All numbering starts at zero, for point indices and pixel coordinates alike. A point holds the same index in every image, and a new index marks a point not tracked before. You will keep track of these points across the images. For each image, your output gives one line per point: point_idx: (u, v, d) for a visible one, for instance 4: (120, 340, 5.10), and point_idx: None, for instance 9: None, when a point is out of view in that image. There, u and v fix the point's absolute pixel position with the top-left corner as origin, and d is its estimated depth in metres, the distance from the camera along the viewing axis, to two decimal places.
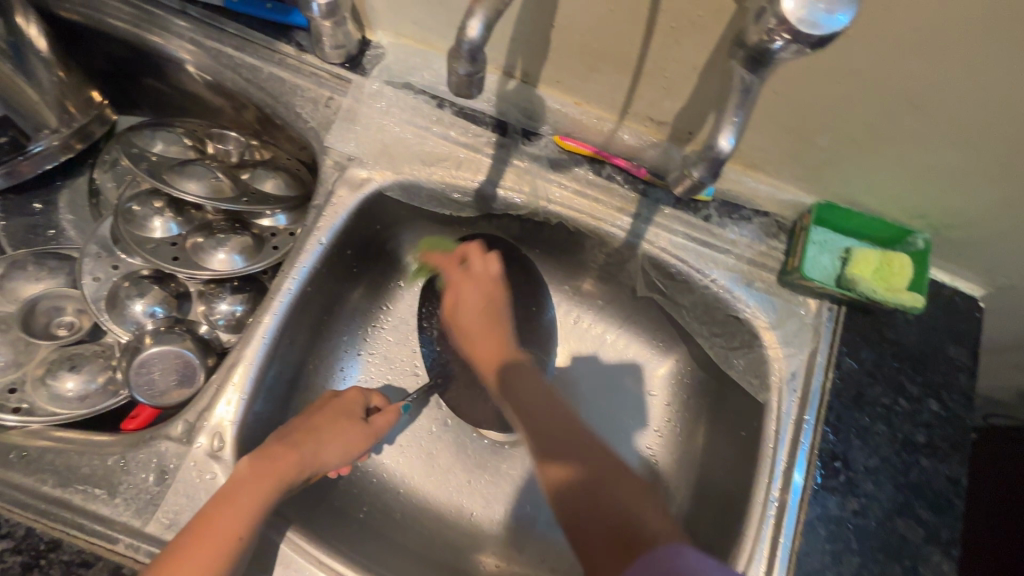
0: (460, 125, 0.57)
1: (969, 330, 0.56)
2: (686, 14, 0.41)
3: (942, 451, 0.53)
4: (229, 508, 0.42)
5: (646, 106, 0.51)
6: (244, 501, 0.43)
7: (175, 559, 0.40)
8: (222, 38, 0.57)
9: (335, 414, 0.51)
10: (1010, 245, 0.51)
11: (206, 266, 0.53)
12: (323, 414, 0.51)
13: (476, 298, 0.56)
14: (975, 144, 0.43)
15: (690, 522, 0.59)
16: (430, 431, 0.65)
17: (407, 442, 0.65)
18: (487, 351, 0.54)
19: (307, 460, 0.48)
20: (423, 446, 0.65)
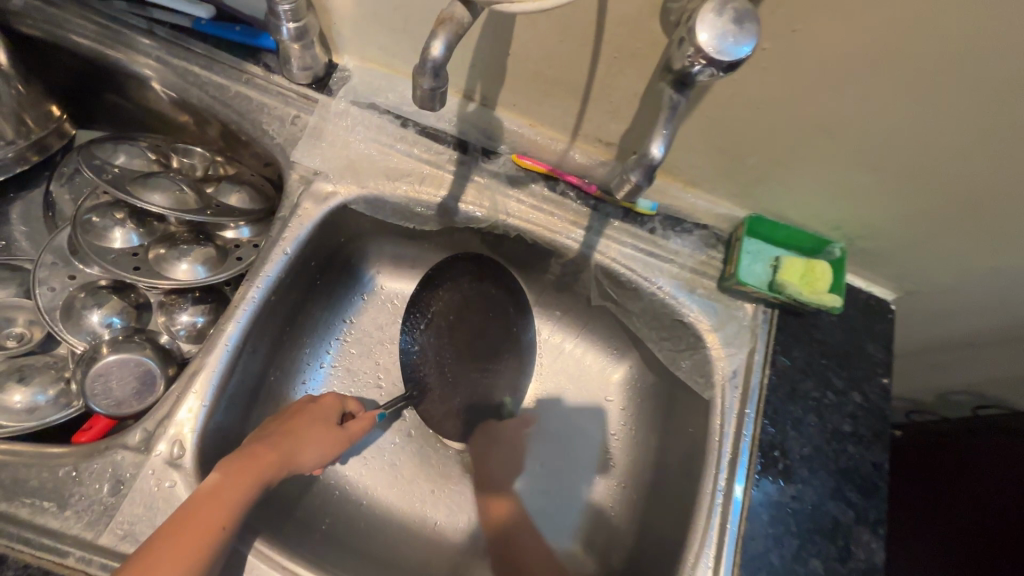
0: (424, 143, 0.61)
1: (885, 330, 0.63)
2: (625, 46, 0.46)
3: (867, 439, 0.58)
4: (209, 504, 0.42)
5: (595, 128, 0.57)
6: (227, 496, 0.43)
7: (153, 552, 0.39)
8: (189, 58, 0.59)
9: (314, 418, 0.53)
10: (912, 253, 0.58)
11: (168, 276, 0.53)
12: (299, 418, 0.53)
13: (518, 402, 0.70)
14: (875, 165, 0.50)
15: (647, 518, 0.61)
16: (393, 442, 0.66)
17: (371, 454, 0.65)
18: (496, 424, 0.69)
19: (285, 464, 0.50)
20: (388, 457, 0.65)
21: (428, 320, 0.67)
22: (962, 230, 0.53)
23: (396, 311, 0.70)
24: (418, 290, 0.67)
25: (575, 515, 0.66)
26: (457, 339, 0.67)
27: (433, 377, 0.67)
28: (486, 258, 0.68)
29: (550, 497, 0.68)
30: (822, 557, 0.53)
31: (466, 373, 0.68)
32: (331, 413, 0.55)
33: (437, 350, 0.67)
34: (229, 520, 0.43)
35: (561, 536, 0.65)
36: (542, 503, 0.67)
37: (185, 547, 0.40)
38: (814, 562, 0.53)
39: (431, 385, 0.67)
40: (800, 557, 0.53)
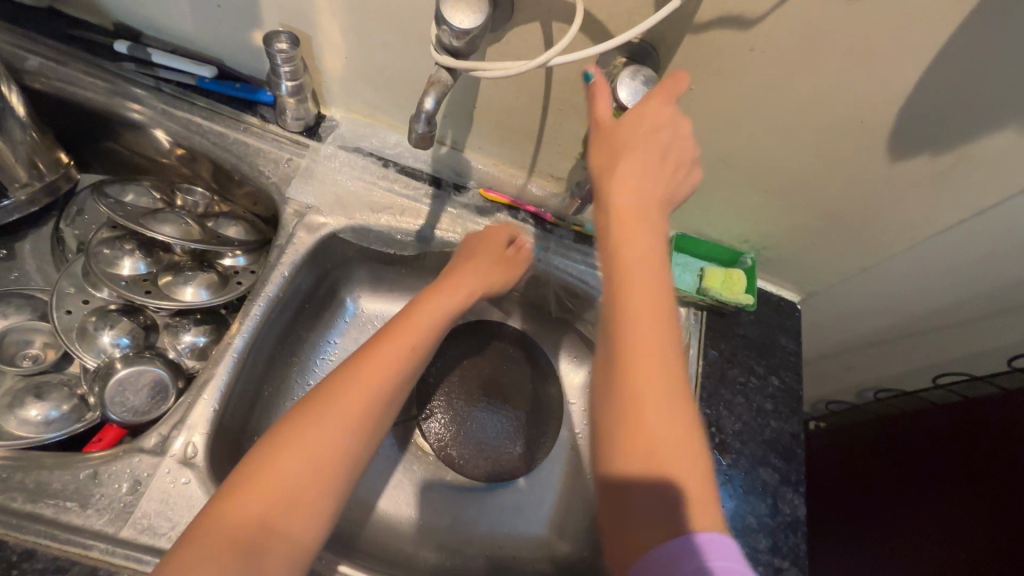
0: (403, 180, 0.71)
1: (793, 324, 0.76)
2: (568, 101, 0.58)
3: (786, 414, 0.69)
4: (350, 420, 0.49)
5: (547, 166, 0.69)
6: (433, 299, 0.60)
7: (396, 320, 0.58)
8: (192, 109, 0.67)
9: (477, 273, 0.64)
10: (804, 259, 0.72)
11: (174, 298, 0.59)
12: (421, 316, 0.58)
13: (643, 171, 0.46)
14: (765, 189, 0.63)
15: None
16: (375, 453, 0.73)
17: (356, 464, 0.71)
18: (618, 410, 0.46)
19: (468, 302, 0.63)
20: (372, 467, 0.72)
21: (445, 364, 0.77)
22: (837, 238, 0.67)
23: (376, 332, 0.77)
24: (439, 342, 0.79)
25: (548, 507, 0.73)
26: (470, 380, 0.76)
27: (441, 421, 0.74)
28: (505, 325, 0.81)
29: (523, 492, 0.74)
30: (755, 513, 0.63)
31: (472, 416, 0.74)
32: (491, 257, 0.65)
33: (447, 396, 0.75)
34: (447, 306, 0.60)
35: (533, 525, 0.72)
36: (518, 499, 0.73)
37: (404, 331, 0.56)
38: (750, 518, 0.63)
39: (441, 415, 0.74)
40: (738, 514, 0.63)
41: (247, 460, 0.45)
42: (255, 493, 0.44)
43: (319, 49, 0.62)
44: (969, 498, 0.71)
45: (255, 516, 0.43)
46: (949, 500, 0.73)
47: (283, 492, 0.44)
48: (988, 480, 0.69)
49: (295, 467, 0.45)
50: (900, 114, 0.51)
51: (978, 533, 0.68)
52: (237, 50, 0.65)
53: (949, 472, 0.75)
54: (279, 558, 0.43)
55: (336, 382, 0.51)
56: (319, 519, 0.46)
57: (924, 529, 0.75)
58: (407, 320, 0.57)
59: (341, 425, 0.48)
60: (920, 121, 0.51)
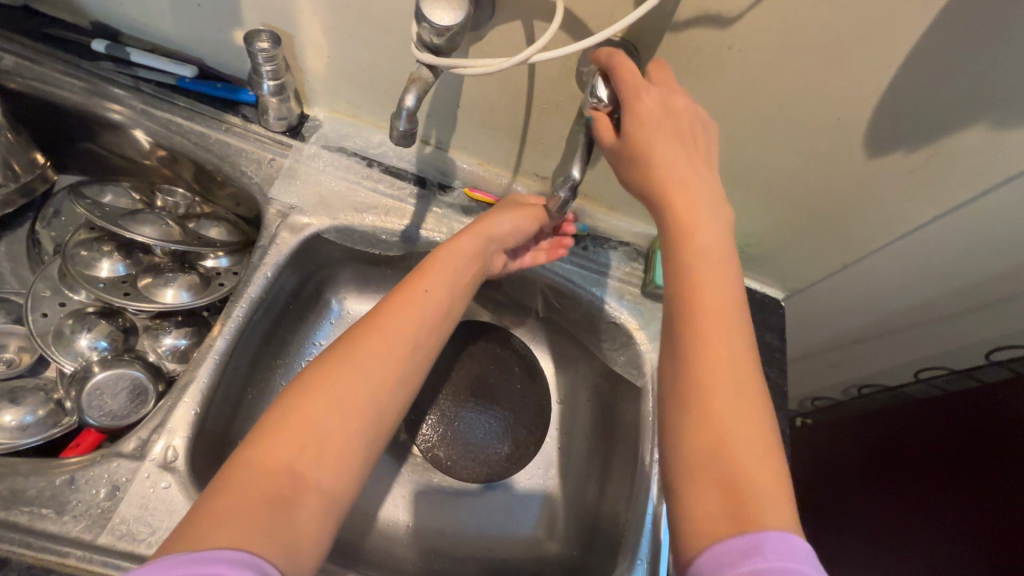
0: (387, 180, 0.71)
1: (778, 321, 0.77)
2: (551, 99, 0.59)
3: (771, 410, 0.70)
4: (375, 366, 0.46)
5: (532, 165, 0.69)
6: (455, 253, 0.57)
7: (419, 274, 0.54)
8: (172, 109, 0.66)
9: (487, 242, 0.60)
10: (787, 257, 0.73)
11: (154, 300, 0.58)
12: (438, 271, 0.55)
13: (684, 165, 0.46)
14: (746, 187, 0.64)
15: (598, 498, 0.70)
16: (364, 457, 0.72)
17: None
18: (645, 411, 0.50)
19: (475, 258, 0.59)
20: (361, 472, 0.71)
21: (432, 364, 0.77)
22: (819, 235, 0.68)
23: None
24: None
25: (537, 507, 0.73)
26: (457, 381, 0.76)
27: (432, 422, 0.74)
28: (492, 325, 0.80)
29: (513, 493, 0.73)
30: None
31: (461, 417, 0.75)
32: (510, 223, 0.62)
33: (437, 397, 0.75)
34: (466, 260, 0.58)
35: (524, 525, 0.72)
36: (508, 500, 0.73)
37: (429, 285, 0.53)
38: None
39: (429, 419, 0.74)
40: None
41: (270, 412, 0.42)
42: (282, 441, 0.40)
43: (301, 48, 0.61)
44: (960, 491, 0.71)
45: (282, 464, 0.40)
46: (941, 494, 0.73)
47: (311, 439, 0.41)
48: (977, 472, 0.70)
49: (321, 411, 0.42)
50: (876, 111, 0.52)
51: (971, 526, 0.68)
52: (217, 50, 0.65)
53: (939, 466, 0.75)
54: (311, 510, 0.39)
55: (359, 333, 0.48)
56: (350, 467, 0.42)
57: (921, 524, 0.75)
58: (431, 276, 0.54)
59: (367, 369, 0.45)
60: (895, 118, 0.52)
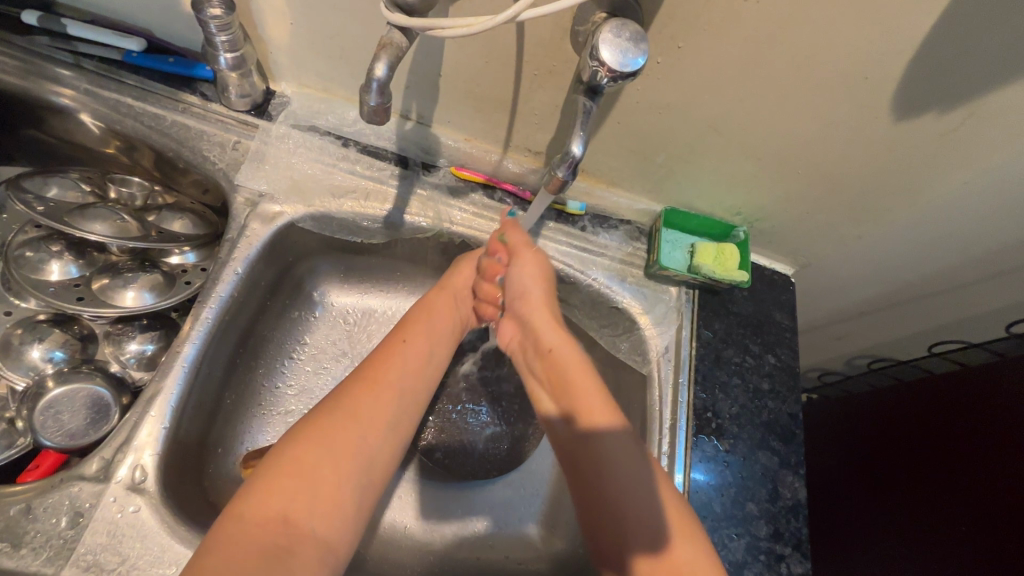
0: (366, 161, 0.64)
1: (788, 299, 0.73)
2: (544, 65, 0.52)
3: (783, 394, 0.66)
4: (366, 414, 0.48)
5: (524, 140, 0.63)
6: (424, 311, 0.59)
7: (399, 330, 0.56)
8: (120, 90, 0.60)
9: (456, 294, 0.62)
10: (799, 230, 0.68)
11: (114, 304, 0.53)
12: (419, 322, 0.57)
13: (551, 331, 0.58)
14: (758, 156, 0.59)
15: None
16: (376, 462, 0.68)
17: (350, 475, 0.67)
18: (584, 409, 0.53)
19: (449, 317, 0.60)
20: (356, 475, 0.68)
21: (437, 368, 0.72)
22: (835, 205, 0.63)
23: (348, 327, 0.73)
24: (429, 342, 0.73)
25: (540, 501, 0.70)
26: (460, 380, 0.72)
27: (432, 424, 0.69)
28: None
29: (514, 488, 0.71)
30: (755, 500, 0.60)
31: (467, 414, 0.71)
32: (473, 279, 0.64)
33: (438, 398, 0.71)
34: (439, 317, 0.59)
35: (525, 521, 0.69)
36: (510, 495, 0.70)
37: (401, 338, 0.55)
38: (750, 506, 0.60)
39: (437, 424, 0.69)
40: (739, 502, 0.60)
41: (265, 462, 0.44)
42: (277, 489, 0.42)
43: (259, 15, 0.54)
44: (977, 471, 0.68)
45: (278, 514, 0.41)
46: (955, 474, 0.70)
47: (304, 487, 0.42)
48: (996, 451, 0.66)
49: (313, 460, 0.44)
50: (909, 67, 0.46)
51: (989, 506, 0.65)
52: (164, 19, 0.57)
53: (952, 445, 0.72)
54: (307, 558, 0.40)
55: (347, 386, 0.50)
56: (344, 515, 0.43)
57: (933, 506, 0.72)
58: (410, 332, 0.56)
59: (359, 418, 0.47)
60: (928, 77, 0.47)
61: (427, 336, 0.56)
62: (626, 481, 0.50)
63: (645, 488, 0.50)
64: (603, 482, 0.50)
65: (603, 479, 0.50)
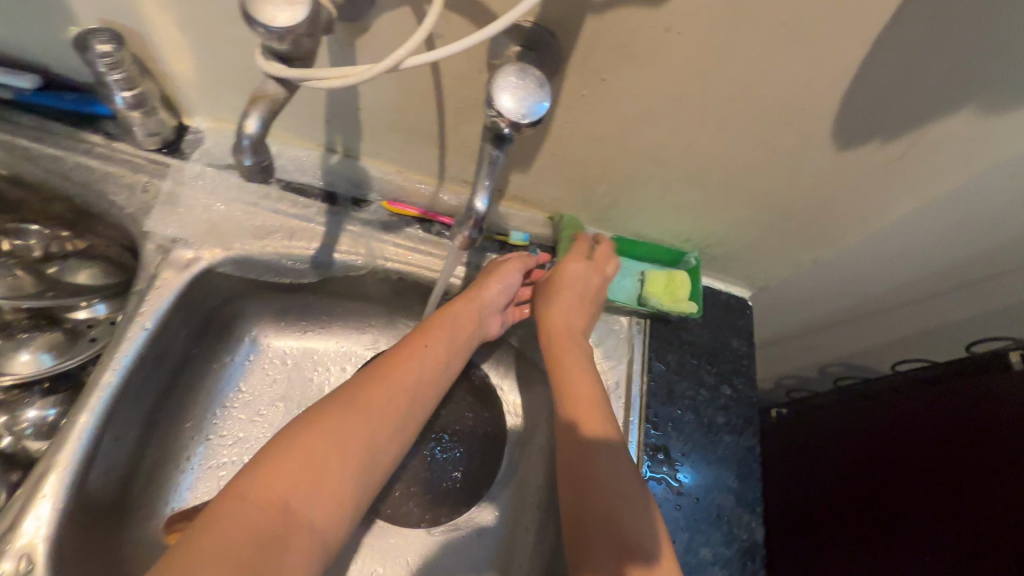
0: (290, 198, 0.61)
1: (744, 324, 0.70)
2: (465, 98, 0.49)
3: (739, 427, 0.64)
4: (380, 411, 0.47)
5: (458, 171, 0.59)
6: (449, 313, 0.57)
7: (423, 329, 0.55)
8: (14, 131, 0.55)
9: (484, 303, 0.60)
10: (752, 254, 0.66)
11: (7, 370, 0.50)
12: (443, 324, 0.56)
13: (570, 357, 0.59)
14: (701, 184, 0.56)
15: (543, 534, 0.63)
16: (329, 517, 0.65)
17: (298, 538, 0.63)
18: (584, 409, 0.55)
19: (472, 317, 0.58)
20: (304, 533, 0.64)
21: None
22: (786, 229, 0.61)
23: (286, 370, 0.68)
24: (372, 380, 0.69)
25: (493, 545, 0.66)
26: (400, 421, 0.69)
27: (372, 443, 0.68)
28: None
29: (462, 534, 0.66)
30: (709, 544, 0.58)
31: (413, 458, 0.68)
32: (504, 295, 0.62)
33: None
34: (464, 321, 0.58)
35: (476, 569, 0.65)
36: (459, 542, 0.66)
37: (421, 340, 0.54)
38: (704, 551, 0.58)
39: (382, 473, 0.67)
40: (692, 548, 0.57)
41: (272, 441, 0.43)
42: (282, 471, 0.40)
43: (159, 49, 0.50)
44: (935, 498, 0.65)
45: (281, 496, 0.40)
46: (912, 499, 0.68)
47: (312, 472, 0.41)
48: (954, 477, 0.64)
49: (325, 450, 0.43)
50: (845, 99, 0.44)
51: (962, 537, 0.61)
52: (56, 55, 0.52)
53: (911, 466, 0.70)
54: (298, 550, 0.39)
55: (358, 382, 0.49)
56: (341, 507, 0.43)
57: (890, 531, 0.69)
58: (435, 332, 0.55)
59: (374, 412, 0.47)
60: (866, 108, 0.44)
61: (447, 340, 0.55)
62: (623, 479, 0.52)
63: (630, 481, 0.52)
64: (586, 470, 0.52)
65: (593, 466, 0.52)
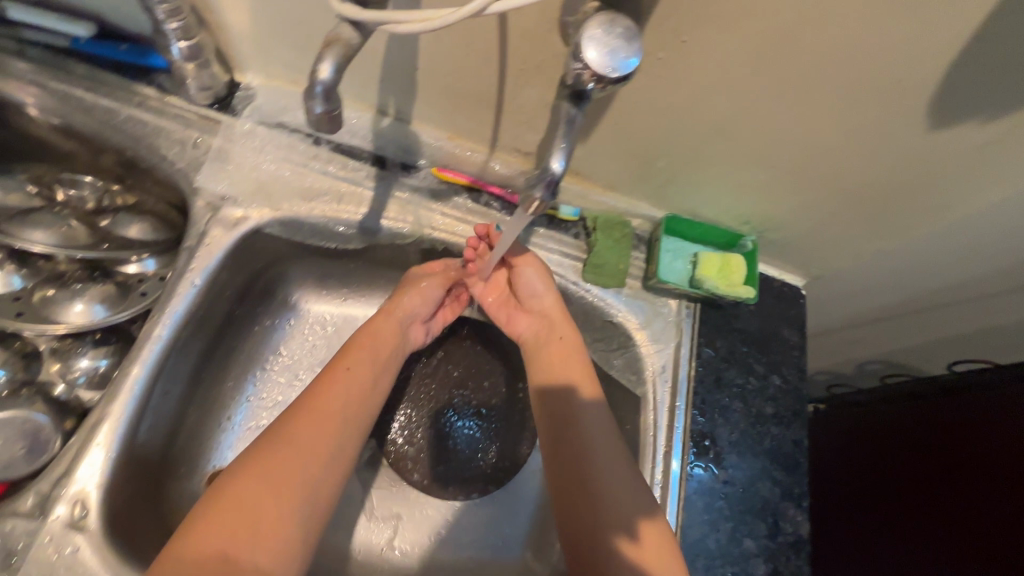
0: (340, 160, 0.59)
1: (797, 313, 0.67)
2: (530, 59, 0.46)
3: (787, 419, 0.62)
4: (307, 442, 0.45)
5: (511, 138, 0.57)
6: (363, 336, 0.55)
7: (342, 353, 0.53)
8: (69, 79, 0.54)
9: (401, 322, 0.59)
10: (814, 241, 0.63)
11: (61, 319, 0.50)
12: (362, 347, 0.54)
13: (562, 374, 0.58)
14: (770, 164, 0.53)
15: None
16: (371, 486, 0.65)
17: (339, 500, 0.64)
18: (563, 439, 0.55)
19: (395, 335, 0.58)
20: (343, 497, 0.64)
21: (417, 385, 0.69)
22: (853, 216, 0.57)
23: (325, 335, 0.68)
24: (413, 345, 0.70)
25: (526, 521, 0.66)
26: (441, 393, 0.69)
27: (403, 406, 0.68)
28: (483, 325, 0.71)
29: (497, 510, 0.66)
30: (753, 535, 0.56)
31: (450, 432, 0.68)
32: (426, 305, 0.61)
33: (407, 386, 0.68)
34: (380, 338, 0.56)
35: (509, 546, 0.65)
36: (494, 516, 0.66)
37: (340, 363, 0.52)
38: (748, 542, 0.56)
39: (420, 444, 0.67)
40: (735, 538, 0.56)
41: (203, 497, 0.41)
42: (210, 528, 0.39)
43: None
44: (979, 494, 0.64)
45: (217, 550, 0.38)
46: (957, 495, 0.67)
47: (244, 520, 0.40)
48: (1002, 476, 0.63)
49: (252, 494, 0.41)
50: (949, 73, 0.40)
51: (1000, 530, 0.61)
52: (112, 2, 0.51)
53: (956, 465, 0.68)
54: None
55: (285, 416, 0.47)
56: (289, 546, 0.41)
57: (926, 525, 0.69)
58: (352, 356, 0.53)
59: (302, 446, 0.45)
60: (971, 84, 0.40)
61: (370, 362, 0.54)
62: (615, 493, 0.51)
63: (626, 492, 0.51)
64: (577, 460, 0.53)
65: (589, 487, 0.51)
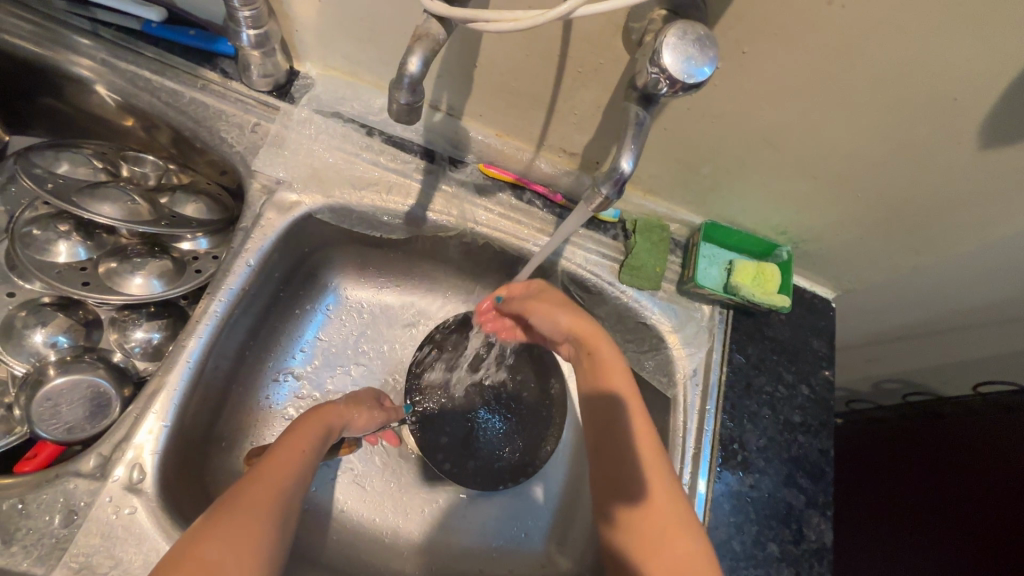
0: (391, 152, 0.61)
1: (827, 325, 0.68)
2: (590, 61, 0.48)
3: (815, 429, 0.62)
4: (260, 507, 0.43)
5: (559, 139, 0.58)
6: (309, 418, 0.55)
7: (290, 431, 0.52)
8: (138, 61, 0.56)
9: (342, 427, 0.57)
10: (849, 255, 0.63)
11: (120, 291, 0.51)
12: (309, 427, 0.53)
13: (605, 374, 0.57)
14: (815, 176, 0.54)
15: None
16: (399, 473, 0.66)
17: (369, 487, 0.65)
18: (603, 447, 0.55)
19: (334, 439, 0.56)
20: (372, 483, 0.65)
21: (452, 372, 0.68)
22: (891, 232, 0.58)
23: (361, 322, 0.70)
24: (448, 331, 0.70)
25: (548, 516, 0.67)
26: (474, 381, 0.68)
27: (436, 394, 0.67)
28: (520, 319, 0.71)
29: (521, 504, 0.67)
30: (777, 540, 0.57)
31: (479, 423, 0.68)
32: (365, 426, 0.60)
33: (440, 374, 0.68)
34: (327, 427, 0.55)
35: (531, 539, 0.66)
36: (517, 509, 0.67)
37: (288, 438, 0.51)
38: (771, 546, 0.57)
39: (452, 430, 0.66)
40: (759, 541, 0.57)
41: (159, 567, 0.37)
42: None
43: None
44: (1002, 513, 0.65)
45: None
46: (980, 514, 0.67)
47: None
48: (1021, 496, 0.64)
49: (220, 558, 0.38)
50: (1005, 94, 0.41)
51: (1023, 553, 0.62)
52: None
53: (977, 485, 0.69)
54: None
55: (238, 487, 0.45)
56: None
57: (943, 543, 0.70)
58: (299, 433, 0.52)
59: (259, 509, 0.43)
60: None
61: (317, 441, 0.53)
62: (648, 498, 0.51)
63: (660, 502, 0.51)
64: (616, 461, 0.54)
65: (623, 491, 0.52)
